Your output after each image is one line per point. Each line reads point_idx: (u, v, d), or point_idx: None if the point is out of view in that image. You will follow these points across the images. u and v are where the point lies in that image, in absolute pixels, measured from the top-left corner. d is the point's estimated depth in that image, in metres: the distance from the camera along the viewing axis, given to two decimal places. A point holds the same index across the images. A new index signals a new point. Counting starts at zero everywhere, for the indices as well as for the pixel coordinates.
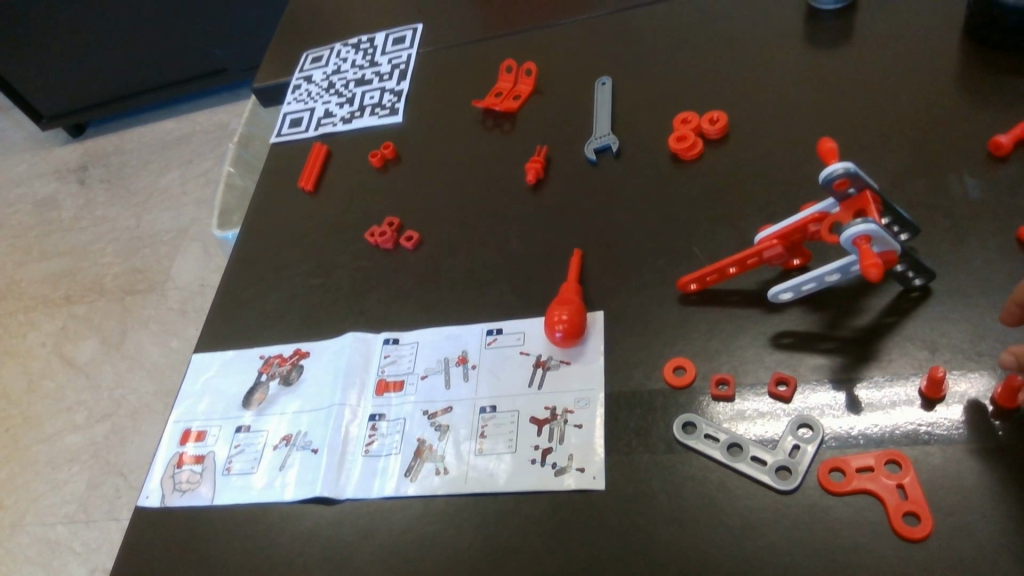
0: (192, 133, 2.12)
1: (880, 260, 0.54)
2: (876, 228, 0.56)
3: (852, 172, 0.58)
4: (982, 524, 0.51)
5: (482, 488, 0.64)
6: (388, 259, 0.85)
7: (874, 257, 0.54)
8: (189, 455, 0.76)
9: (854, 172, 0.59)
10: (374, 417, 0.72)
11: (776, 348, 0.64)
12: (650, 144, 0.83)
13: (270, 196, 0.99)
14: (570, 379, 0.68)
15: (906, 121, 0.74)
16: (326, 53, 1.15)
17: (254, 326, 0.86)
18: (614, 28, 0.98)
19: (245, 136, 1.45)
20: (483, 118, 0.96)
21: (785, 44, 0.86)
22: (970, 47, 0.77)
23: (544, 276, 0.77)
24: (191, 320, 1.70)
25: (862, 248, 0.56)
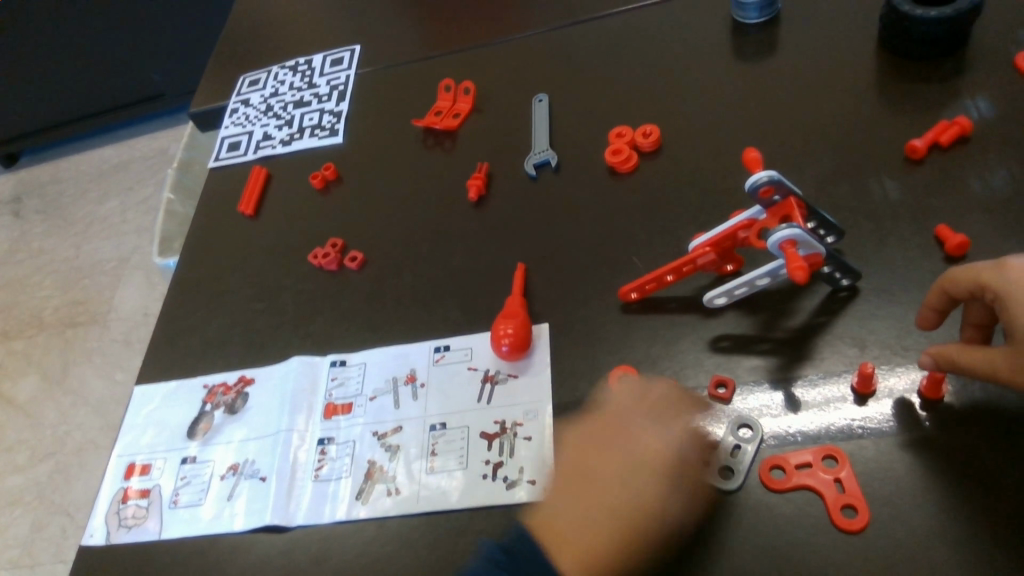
0: (131, 159, 2.08)
1: (805, 263, 0.56)
2: (800, 233, 0.58)
3: (775, 180, 0.61)
4: (915, 512, 0.53)
5: (434, 506, 0.64)
6: (333, 280, 0.85)
7: (798, 260, 0.57)
8: (133, 490, 0.74)
9: (777, 180, 0.61)
10: (324, 441, 0.71)
11: (715, 351, 0.66)
12: (587, 157, 0.85)
13: (211, 222, 0.97)
14: (518, 393, 0.69)
15: (828, 128, 0.77)
16: (263, 76, 1.14)
17: (197, 354, 0.84)
18: (549, 45, 1.00)
19: (183, 162, 1.43)
20: (423, 136, 0.96)
21: (713, 57, 0.89)
22: (884, 56, 0.81)
23: (489, 291, 0.77)
24: (136, 351, 1.65)
25: (788, 252, 0.58)
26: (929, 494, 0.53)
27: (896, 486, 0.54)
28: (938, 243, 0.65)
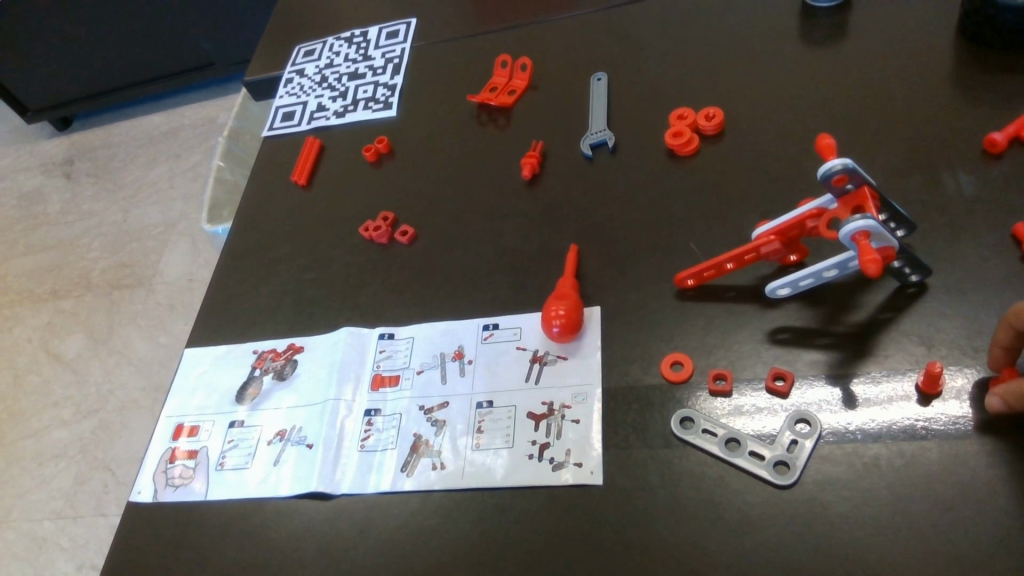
0: (181, 127, 2.11)
1: (880, 257, 0.54)
2: (875, 224, 0.56)
3: (850, 168, 0.58)
4: (979, 519, 0.51)
5: (479, 483, 0.64)
6: (383, 253, 0.85)
7: (872, 253, 0.54)
8: (182, 451, 0.75)
9: (852, 168, 0.59)
10: (370, 412, 0.72)
11: (773, 343, 0.64)
12: (646, 140, 0.83)
13: (263, 190, 0.98)
14: (567, 374, 0.68)
15: (902, 117, 0.74)
16: (319, 47, 1.14)
17: (248, 321, 0.85)
18: (610, 23, 0.98)
19: (235, 131, 1.44)
20: (478, 112, 0.95)
21: (781, 41, 0.86)
22: (964, 45, 0.77)
23: (540, 271, 0.76)
24: (179, 315, 1.68)
25: (861, 244, 0.56)
26: (997, 501, 0.51)
27: (963, 489, 0.52)
28: (1014, 242, 0.63)
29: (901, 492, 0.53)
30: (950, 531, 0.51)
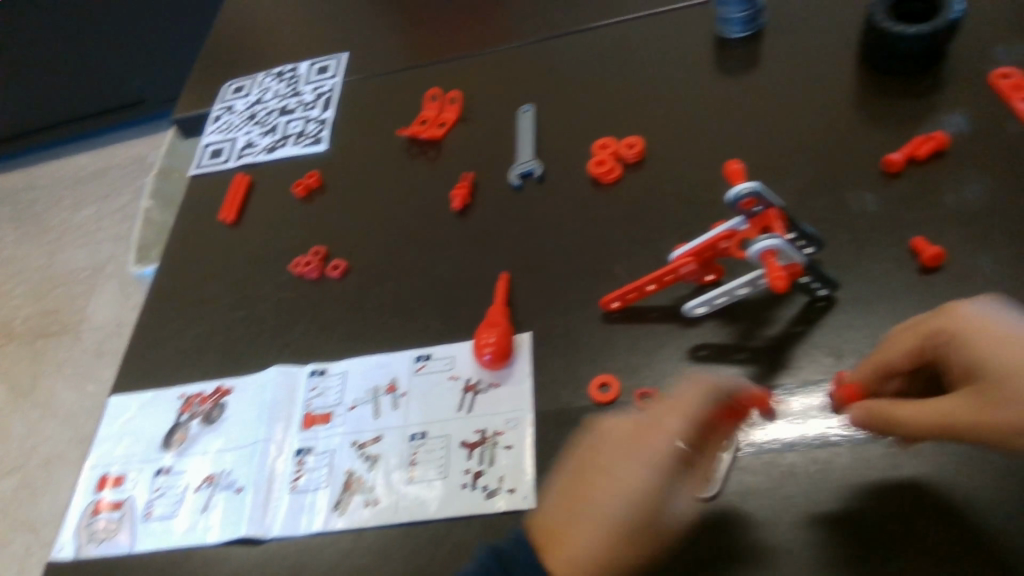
0: (109, 167, 2.05)
1: (786, 274, 0.58)
2: (781, 242, 0.59)
3: (757, 191, 0.61)
4: (891, 522, 0.53)
5: (413, 517, 0.63)
6: (314, 288, 0.84)
7: (779, 271, 0.58)
8: (105, 503, 0.73)
9: (759, 192, 0.62)
10: (301, 451, 0.70)
11: (694, 360, 0.66)
12: (571, 168, 0.85)
13: (190, 229, 0.96)
14: (499, 401, 0.68)
15: (810, 141, 0.78)
16: (248, 84, 1.13)
17: (174, 363, 0.83)
18: (536, 56, 1.00)
19: (164, 170, 1.41)
20: (408, 145, 0.96)
21: (697, 70, 0.89)
22: (865, 71, 0.82)
23: (471, 300, 0.77)
24: (109, 362, 1.62)
25: (769, 262, 0.59)
26: (903, 497, 0.54)
27: (871, 488, 0.55)
28: (913, 254, 0.66)
29: (816, 496, 0.55)
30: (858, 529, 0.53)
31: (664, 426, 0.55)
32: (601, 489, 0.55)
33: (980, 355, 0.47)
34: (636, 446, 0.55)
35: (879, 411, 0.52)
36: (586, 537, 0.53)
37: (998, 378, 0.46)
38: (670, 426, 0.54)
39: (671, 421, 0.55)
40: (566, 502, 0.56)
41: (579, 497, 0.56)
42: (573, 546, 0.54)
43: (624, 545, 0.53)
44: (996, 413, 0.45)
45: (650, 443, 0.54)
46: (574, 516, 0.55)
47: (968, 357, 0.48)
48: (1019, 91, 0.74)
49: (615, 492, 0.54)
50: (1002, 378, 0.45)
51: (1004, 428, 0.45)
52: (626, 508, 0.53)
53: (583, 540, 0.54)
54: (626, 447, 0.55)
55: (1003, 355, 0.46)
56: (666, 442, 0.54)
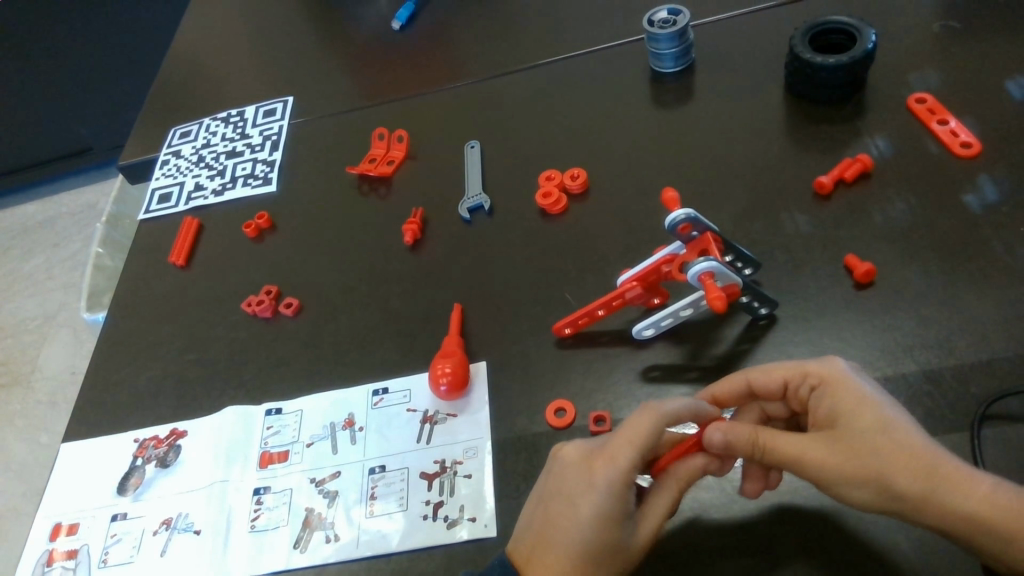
0: (56, 214, 2.02)
1: (725, 294, 0.60)
2: (717, 264, 0.62)
3: (692, 217, 0.64)
4: (837, 528, 0.55)
5: (375, 551, 0.63)
6: (267, 327, 0.84)
7: (717, 290, 0.60)
8: (59, 552, 0.71)
9: (694, 218, 0.65)
10: (260, 490, 0.70)
11: (645, 381, 0.68)
12: (519, 200, 0.87)
13: (140, 273, 0.96)
14: (457, 431, 0.69)
15: (743, 167, 0.82)
16: (195, 128, 1.14)
17: (126, 408, 0.82)
18: (480, 93, 1.03)
19: (112, 215, 1.40)
20: (358, 183, 0.97)
21: (635, 104, 0.93)
22: (791, 100, 0.87)
23: (426, 333, 0.78)
24: (62, 411, 1.58)
25: (707, 283, 0.62)
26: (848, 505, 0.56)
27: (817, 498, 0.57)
28: (847, 271, 0.70)
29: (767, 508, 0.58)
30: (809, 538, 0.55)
31: (618, 449, 0.53)
32: (560, 517, 0.53)
33: (845, 409, 0.51)
34: (589, 469, 0.53)
35: (738, 437, 0.54)
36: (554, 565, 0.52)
37: (858, 431, 0.50)
38: (623, 448, 0.53)
39: (624, 441, 0.53)
40: (530, 529, 0.55)
41: (542, 525, 0.54)
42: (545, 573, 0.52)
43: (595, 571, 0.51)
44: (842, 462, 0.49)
45: (603, 465, 0.53)
46: (539, 544, 0.53)
47: (837, 407, 0.52)
48: (934, 115, 0.79)
49: (574, 517, 0.52)
50: (859, 432, 0.50)
51: (847, 476, 0.49)
52: (589, 532, 0.51)
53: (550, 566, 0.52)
54: (581, 472, 0.54)
55: (865, 413, 0.50)
56: (620, 462, 0.52)
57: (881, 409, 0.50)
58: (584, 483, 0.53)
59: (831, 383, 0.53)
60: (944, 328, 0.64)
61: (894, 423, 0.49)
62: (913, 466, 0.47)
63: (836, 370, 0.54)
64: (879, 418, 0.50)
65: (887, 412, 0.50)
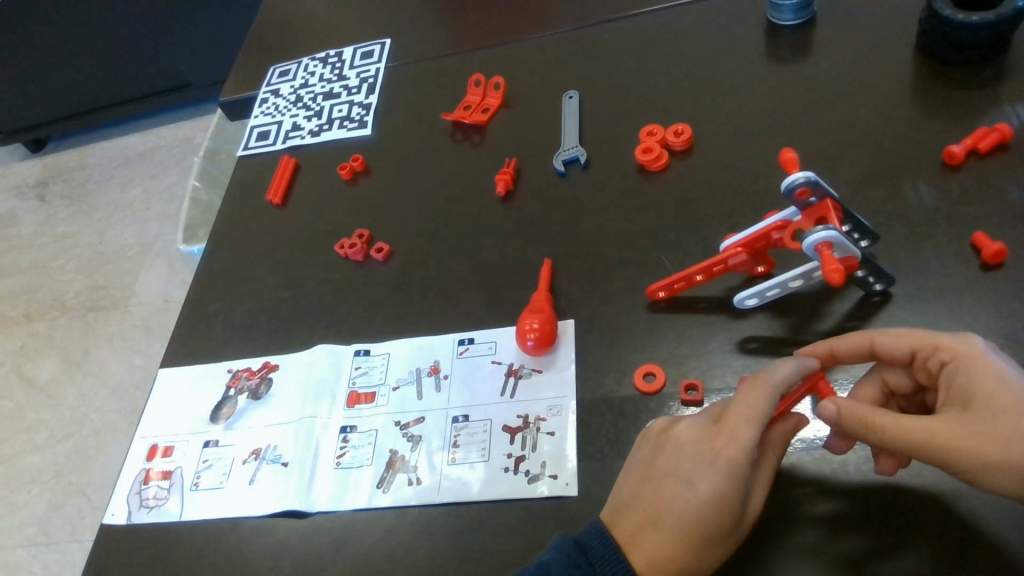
0: (156, 147, 2.10)
1: (842, 266, 0.56)
2: (836, 234, 0.58)
3: (812, 181, 0.60)
4: (944, 522, 0.52)
5: (456, 498, 0.64)
6: (358, 270, 0.85)
7: (834, 262, 0.57)
8: (156, 472, 0.75)
9: (814, 181, 0.60)
10: (346, 429, 0.72)
11: (742, 353, 0.65)
12: (617, 156, 0.84)
13: (238, 209, 0.98)
14: (541, 387, 0.68)
15: (864, 132, 0.76)
16: (294, 67, 1.15)
17: (222, 339, 0.85)
18: (582, 42, 0.99)
19: (210, 150, 1.44)
20: (452, 130, 0.96)
21: (748, 58, 0.88)
22: (924, 61, 0.80)
23: (515, 286, 0.77)
24: (156, 336, 1.67)
25: (824, 254, 0.58)
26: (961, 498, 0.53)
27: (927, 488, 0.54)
28: (973, 250, 0.65)
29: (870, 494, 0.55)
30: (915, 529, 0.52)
31: (739, 429, 0.52)
32: (674, 495, 0.52)
33: (985, 387, 0.48)
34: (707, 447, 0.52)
35: (856, 412, 0.50)
36: (668, 543, 0.51)
37: (994, 413, 0.47)
38: (742, 427, 0.52)
39: (744, 421, 0.52)
40: (636, 504, 0.54)
41: (650, 500, 0.53)
42: (657, 549, 0.51)
43: (703, 547, 0.51)
44: (987, 444, 0.46)
45: (723, 445, 0.52)
46: (648, 519, 0.52)
47: (975, 386, 0.49)
48: None
49: (688, 494, 0.51)
50: (1006, 411, 0.46)
51: (981, 459, 0.46)
52: (705, 511, 0.50)
53: (661, 542, 0.51)
54: (698, 451, 0.52)
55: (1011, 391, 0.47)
56: (743, 443, 0.51)
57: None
58: (701, 460, 0.52)
59: (968, 359, 0.50)
60: None
61: None
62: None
63: (974, 347, 0.51)
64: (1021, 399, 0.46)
65: None
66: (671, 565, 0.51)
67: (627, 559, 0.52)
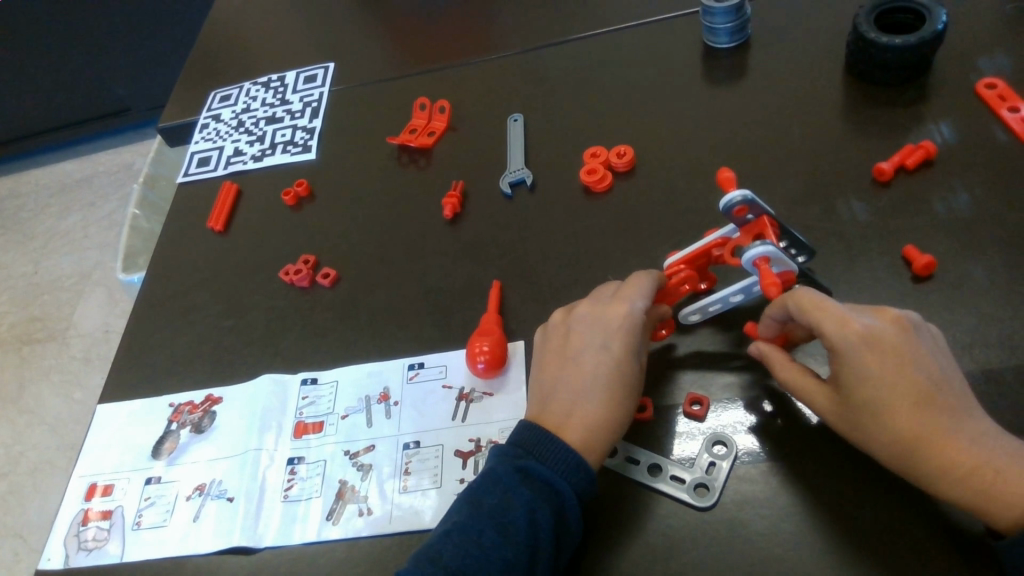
0: (94, 174, 2.03)
1: (780, 283, 0.59)
2: (773, 250, 0.60)
3: (749, 200, 0.61)
4: (887, 529, 0.53)
5: (408, 527, 0.63)
6: (304, 296, 0.84)
7: (772, 280, 0.59)
8: (95, 512, 0.72)
9: (752, 200, 0.61)
10: (293, 461, 0.70)
11: (688, 369, 0.66)
12: (562, 177, 0.85)
13: (178, 237, 0.96)
14: (492, 411, 0.68)
15: (798, 151, 0.79)
16: (235, 92, 1.13)
17: (162, 371, 0.82)
18: (525, 64, 1.00)
19: (150, 177, 1.40)
20: (398, 154, 0.96)
21: (686, 80, 0.90)
22: (852, 82, 0.83)
23: (463, 309, 0.77)
24: (96, 369, 1.61)
25: (762, 268, 0.60)
26: (916, 497, 0.54)
27: (884, 483, 0.55)
28: (905, 263, 0.67)
29: (832, 492, 0.56)
30: (880, 521, 0.54)
31: (626, 299, 0.63)
32: (584, 369, 0.61)
33: (853, 392, 0.52)
34: (606, 319, 0.63)
35: (771, 355, 0.60)
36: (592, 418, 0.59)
37: (854, 416, 0.52)
38: (634, 297, 0.63)
39: (630, 297, 0.64)
40: (558, 381, 0.62)
41: (575, 374, 0.61)
42: (590, 421, 0.59)
43: (625, 402, 0.60)
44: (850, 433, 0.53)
45: (614, 317, 0.63)
46: (572, 394, 0.60)
47: (852, 381, 0.52)
48: (1004, 102, 0.75)
49: (601, 361, 0.61)
50: (869, 417, 0.51)
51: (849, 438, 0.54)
52: (616, 364, 0.61)
53: (590, 407, 0.59)
54: (597, 330, 0.63)
55: (886, 392, 0.50)
56: (631, 311, 0.62)
57: (904, 385, 0.50)
58: (606, 330, 0.62)
59: (849, 354, 0.52)
60: (1007, 326, 0.61)
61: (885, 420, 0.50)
62: (931, 456, 0.49)
63: (855, 339, 0.51)
64: (874, 412, 0.51)
65: (880, 405, 0.51)
66: (601, 426, 0.58)
67: (564, 440, 0.58)
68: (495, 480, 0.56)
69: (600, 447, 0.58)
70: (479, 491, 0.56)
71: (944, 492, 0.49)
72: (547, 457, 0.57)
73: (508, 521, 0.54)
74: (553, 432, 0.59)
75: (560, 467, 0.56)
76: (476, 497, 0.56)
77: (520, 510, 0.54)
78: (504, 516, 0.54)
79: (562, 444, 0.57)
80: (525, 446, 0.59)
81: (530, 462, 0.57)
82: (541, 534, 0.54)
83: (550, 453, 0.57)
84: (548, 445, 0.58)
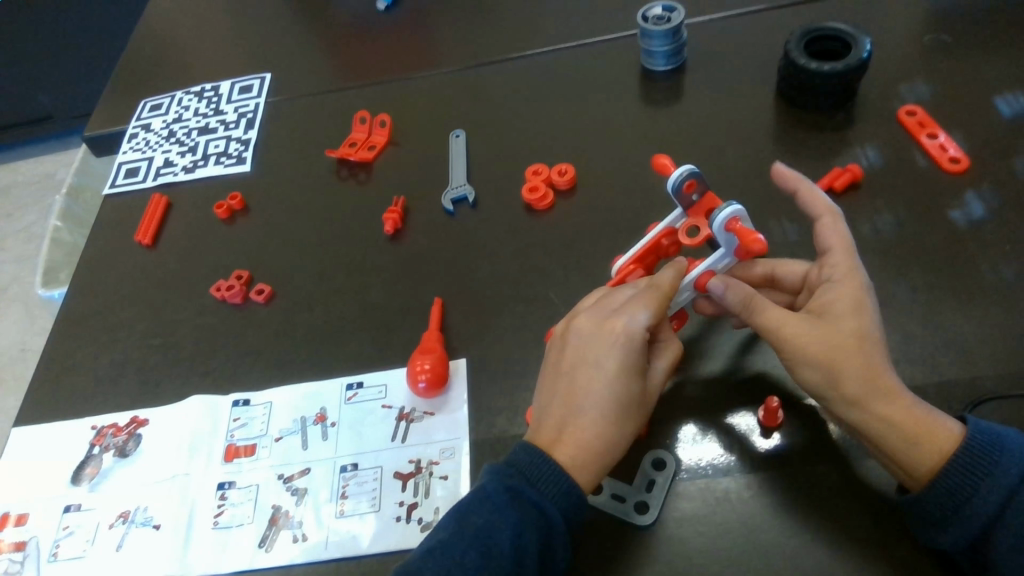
0: (13, 184, 1.93)
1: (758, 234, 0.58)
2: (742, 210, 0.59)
3: (695, 172, 0.61)
4: (821, 543, 0.54)
5: (344, 553, 0.61)
6: (237, 314, 0.81)
7: (753, 232, 0.58)
8: (7, 544, 0.67)
9: (698, 173, 0.62)
10: (223, 485, 0.67)
11: None
12: (504, 194, 0.85)
13: (102, 251, 0.91)
14: (433, 430, 0.67)
15: (733, 171, 0.81)
16: (166, 102, 1.09)
17: (84, 392, 0.78)
18: (467, 80, 1.00)
19: (74, 189, 1.34)
20: (338, 167, 0.94)
21: (625, 100, 0.92)
22: (783, 106, 0.86)
23: (403, 326, 0.76)
24: (12, 389, 1.52)
25: (737, 228, 0.58)
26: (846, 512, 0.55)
27: (828, 494, 0.56)
28: None
29: (772, 499, 0.57)
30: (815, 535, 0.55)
31: (626, 314, 0.58)
32: (585, 384, 0.57)
33: (845, 309, 0.55)
34: (609, 332, 0.58)
35: (738, 291, 0.59)
36: (587, 446, 0.55)
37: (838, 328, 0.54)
38: (637, 311, 0.59)
39: (633, 310, 0.59)
40: (556, 396, 0.59)
41: (567, 392, 0.58)
42: (574, 443, 0.56)
43: (618, 426, 0.56)
44: (820, 344, 0.54)
45: (609, 333, 0.58)
46: (569, 414, 0.57)
47: (839, 310, 0.55)
48: (924, 128, 0.79)
49: (599, 380, 0.57)
50: (858, 330, 0.53)
51: (809, 351, 0.54)
52: (614, 386, 0.56)
53: (581, 431, 0.56)
54: (598, 345, 0.58)
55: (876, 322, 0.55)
56: (627, 327, 0.58)
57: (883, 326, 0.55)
58: (600, 346, 0.58)
59: (851, 286, 0.56)
60: (930, 343, 0.64)
61: (872, 337, 0.53)
62: (893, 383, 0.52)
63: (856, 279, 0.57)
64: (864, 328, 0.54)
65: (871, 326, 0.54)
66: (593, 451, 0.55)
67: (553, 459, 0.55)
68: (484, 498, 0.54)
69: (583, 472, 0.55)
70: (466, 508, 0.54)
71: (894, 416, 0.51)
72: (542, 483, 0.54)
73: (495, 544, 0.51)
74: (545, 451, 0.56)
75: (552, 490, 0.54)
76: (462, 514, 0.54)
77: (508, 534, 0.52)
78: (491, 537, 0.52)
79: (553, 466, 0.55)
80: (518, 465, 0.56)
81: (522, 484, 0.54)
82: (527, 560, 0.52)
83: (541, 475, 0.55)
84: (541, 468, 0.55)
